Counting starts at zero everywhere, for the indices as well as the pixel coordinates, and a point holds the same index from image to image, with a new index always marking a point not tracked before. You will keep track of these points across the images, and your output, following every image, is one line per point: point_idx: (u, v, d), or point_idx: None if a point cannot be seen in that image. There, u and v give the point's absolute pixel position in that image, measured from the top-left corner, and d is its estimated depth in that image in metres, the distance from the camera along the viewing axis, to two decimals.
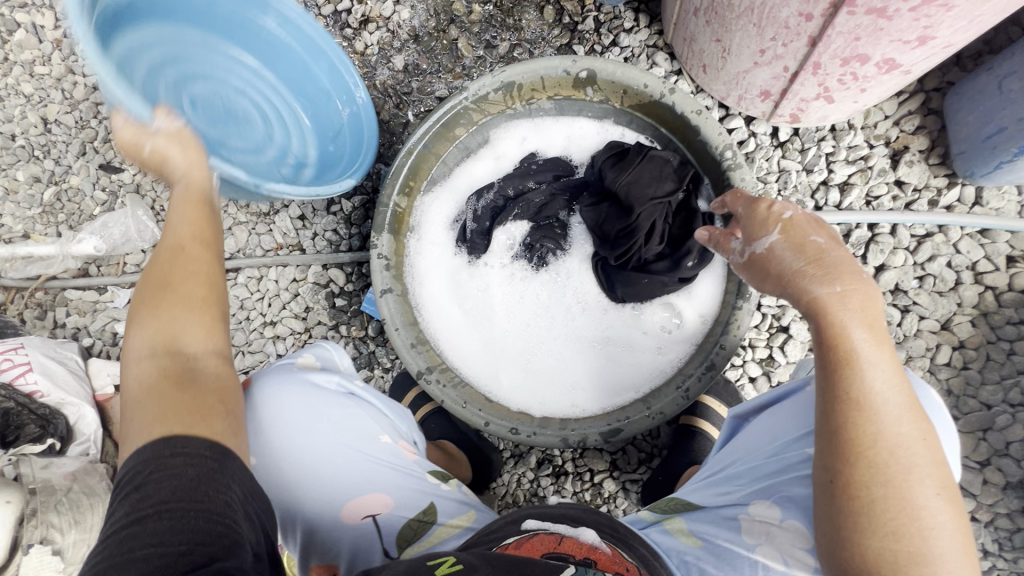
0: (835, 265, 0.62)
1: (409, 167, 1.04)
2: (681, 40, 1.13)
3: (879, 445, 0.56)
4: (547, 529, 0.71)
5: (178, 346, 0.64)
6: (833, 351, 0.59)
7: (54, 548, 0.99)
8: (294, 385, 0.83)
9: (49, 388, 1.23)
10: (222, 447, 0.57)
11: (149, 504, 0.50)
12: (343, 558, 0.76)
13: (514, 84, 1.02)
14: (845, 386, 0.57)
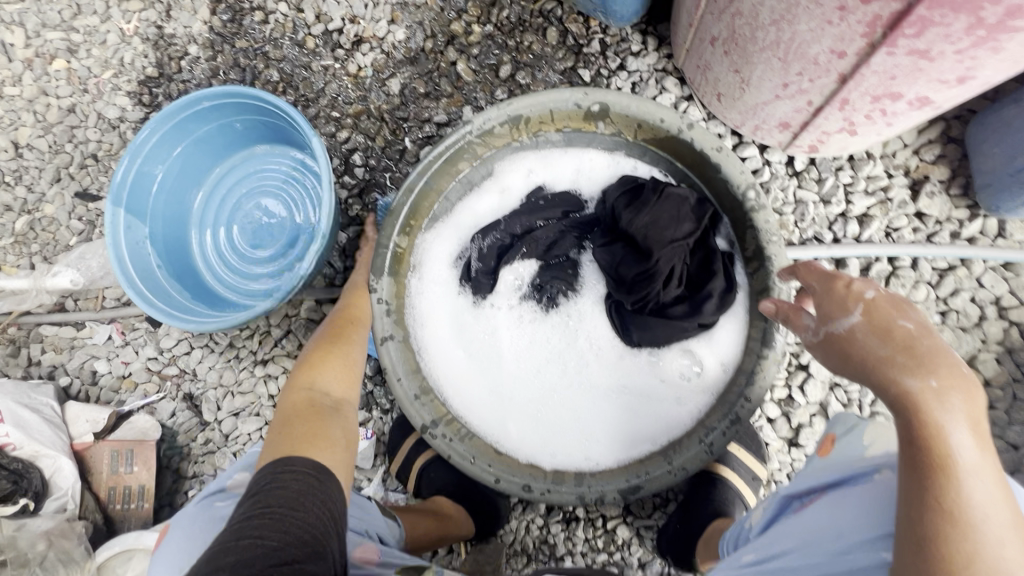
0: (930, 356, 0.56)
1: (410, 206, 0.98)
2: (693, 67, 1.08)
3: (977, 566, 0.50)
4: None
5: (320, 390, 0.80)
6: (926, 451, 0.53)
7: None
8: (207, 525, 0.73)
9: (21, 440, 1.15)
10: (325, 469, 0.66)
11: (258, 508, 0.58)
12: None
13: (521, 118, 0.96)
14: (938, 493, 0.52)
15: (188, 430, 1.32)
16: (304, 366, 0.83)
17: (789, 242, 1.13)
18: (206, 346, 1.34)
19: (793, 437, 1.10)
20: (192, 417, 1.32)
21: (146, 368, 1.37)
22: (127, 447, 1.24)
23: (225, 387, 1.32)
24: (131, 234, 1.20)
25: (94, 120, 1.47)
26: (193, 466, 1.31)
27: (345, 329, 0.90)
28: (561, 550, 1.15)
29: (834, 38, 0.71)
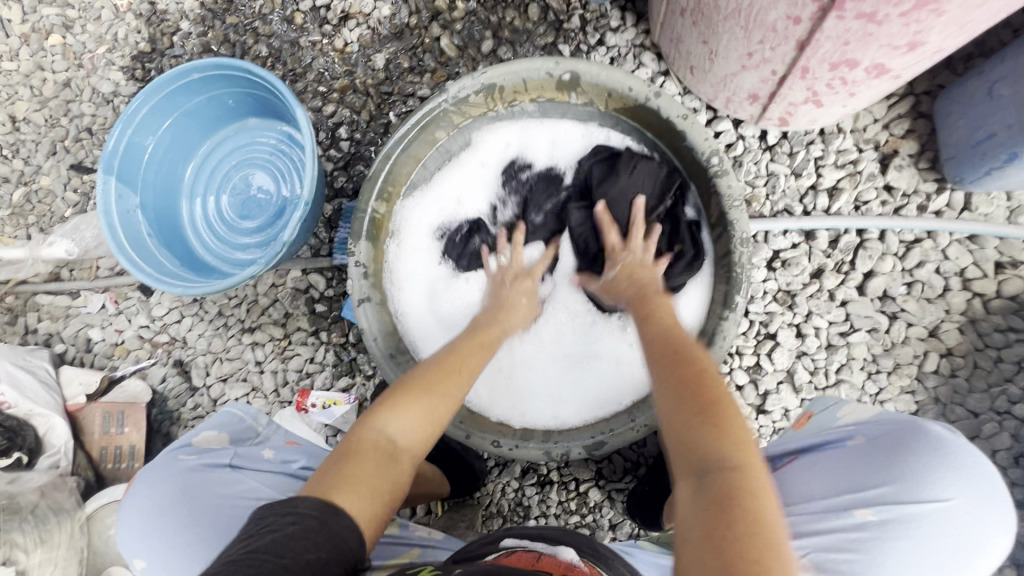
0: (677, 338, 0.74)
1: (388, 172, 1.01)
2: (668, 41, 1.11)
3: (712, 456, 0.57)
4: (525, 545, 0.76)
5: (387, 437, 0.72)
6: (674, 386, 0.65)
7: (17, 568, 0.96)
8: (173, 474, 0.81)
9: (16, 398, 1.19)
10: (333, 508, 0.62)
11: (251, 547, 0.57)
12: None
13: (495, 87, 0.99)
14: (685, 409, 0.62)
15: (178, 395, 1.36)
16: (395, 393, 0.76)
17: (760, 215, 1.16)
18: (196, 315, 1.38)
19: (760, 404, 1.13)
20: (181, 382, 1.36)
21: (138, 335, 1.41)
22: (118, 409, 1.29)
23: (214, 354, 1.36)
24: (122, 203, 1.23)
25: (89, 94, 1.50)
26: (183, 429, 1.35)
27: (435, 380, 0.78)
28: (535, 512, 1.18)
29: (788, 3, 0.74)
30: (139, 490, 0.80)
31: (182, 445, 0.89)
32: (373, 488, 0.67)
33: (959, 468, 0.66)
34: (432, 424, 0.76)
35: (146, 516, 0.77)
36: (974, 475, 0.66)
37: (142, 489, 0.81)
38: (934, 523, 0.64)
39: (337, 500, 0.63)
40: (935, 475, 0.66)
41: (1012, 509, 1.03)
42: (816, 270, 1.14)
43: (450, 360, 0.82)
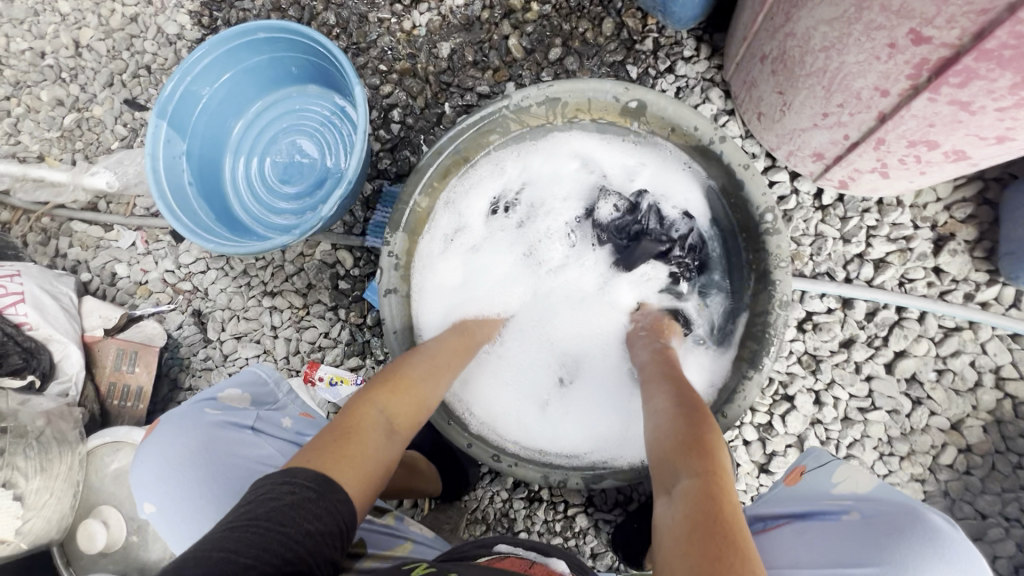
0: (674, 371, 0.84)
1: (436, 168, 0.99)
2: (741, 82, 1.08)
3: (717, 471, 0.63)
4: (518, 554, 0.77)
5: (383, 419, 0.75)
6: (685, 408, 0.73)
7: (15, 492, 0.96)
8: (198, 430, 0.80)
9: (38, 321, 1.22)
10: (329, 479, 0.62)
11: (249, 514, 0.55)
12: None
13: (558, 101, 0.97)
14: (694, 426, 0.70)
15: (191, 345, 1.37)
16: (384, 386, 0.79)
17: (800, 273, 1.14)
18: (221, 269, 1.39)
19: (764, 463, 1.12)
20: (197, 332, 1.38)
21: (162, 279, 1.43)
22: (133, 348, 1.31)
23: (232, 311, 1.38)
24: (170, 149, 1.24)
25: (154, 33, 1.51)
26: (190, 379, 1.37)
27: (424, 374, 0.83)
28: (519, 526, 1.18)
29: (879, 75, 0.72)
30: (162, 439, 0.80)
31: (206, 398, 0.87)
32: (363, 466, 0.67)
33: (953, 564, 0.61)
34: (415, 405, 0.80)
35: (168, 468, 0.78)
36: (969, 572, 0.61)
37: (163, 437, 0.80)
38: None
39: (336, 476, 0.63)
40: (926, 569, 0.60)
41: None
42: (846, 339, 1.12)
43: (436, 352, 0.88)
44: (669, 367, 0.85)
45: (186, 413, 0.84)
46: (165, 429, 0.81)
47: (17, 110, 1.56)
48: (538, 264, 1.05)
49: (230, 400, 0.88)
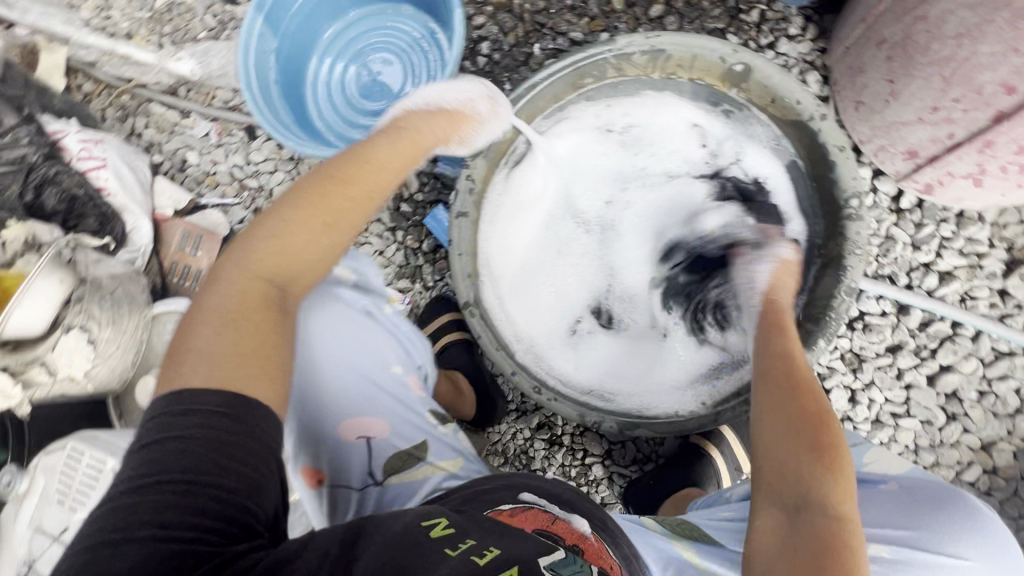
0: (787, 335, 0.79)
1: (527, 102, 1.00)
2: (845, 67, 1.06)
3: (832, 465, 0.60)
4: (543, 505, 0.69)
5: (272, 281, 0.67)
6: (792, 382, 0.69)
7: (89, 337, 0.99)
8: (324, 292, 0.88)
9: (116, 189, 1.26)
10: (240, 398, 0.57)
11: (156, 465, 0.51)
12: (335, 467, 0.81)
13: (662, 54, 0.96)
14: (804, 407, 0.66)
15: None
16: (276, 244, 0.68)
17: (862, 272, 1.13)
18: (289, 173, 1.42)
19: None
20: None
21: (230, 173, 1.46)
22: (198, 232, 1.35)
23: None
24: (262, 44, 1.25)
25: None
26: None
27: (345, 206, 0.72)
28: (536, 465, 1.22)
29: (1012, 69, 0.73)
30: None
31: (329, 271, 0.93)
32: (262, 356, 0.62)
33: (984, 539, 0.68)
34: (331, 230, 0.71)
35: (291, 323, 0.86)
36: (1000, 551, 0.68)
37: None
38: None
39: (243, 385, 0.58)
40: (960, 537, 0.68)
41: None
42: (894, 345, 1.12)
43: (343, 170, 0.74)
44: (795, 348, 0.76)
45: (314, 280, 0.92)
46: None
47: None
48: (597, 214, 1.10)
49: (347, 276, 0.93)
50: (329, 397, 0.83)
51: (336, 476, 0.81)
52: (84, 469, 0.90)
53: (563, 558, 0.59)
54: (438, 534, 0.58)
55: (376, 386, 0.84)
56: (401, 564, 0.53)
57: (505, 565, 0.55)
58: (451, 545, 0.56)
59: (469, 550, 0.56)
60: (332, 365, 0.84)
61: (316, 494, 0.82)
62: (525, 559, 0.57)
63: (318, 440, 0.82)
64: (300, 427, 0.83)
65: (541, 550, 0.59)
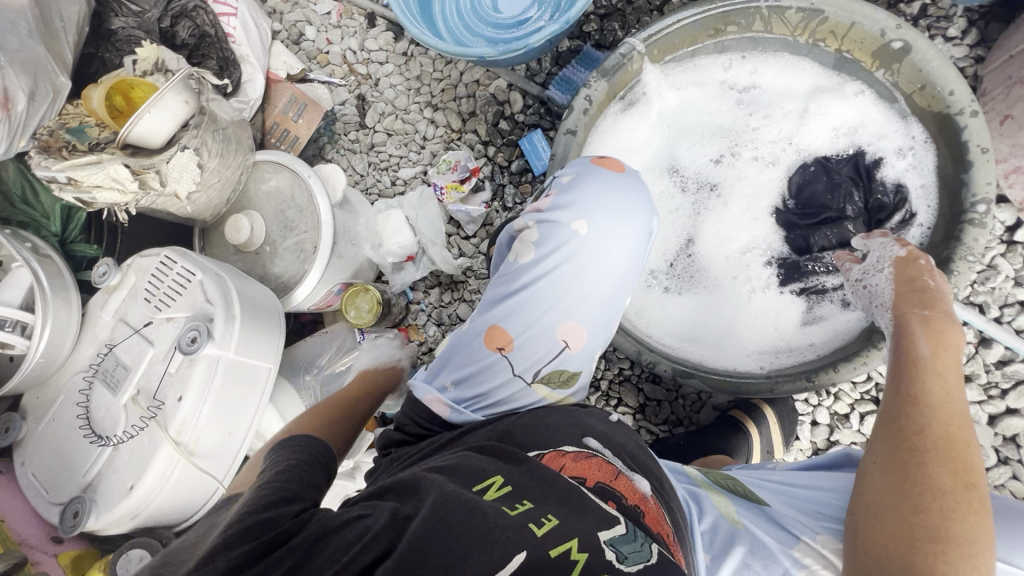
0: (950, 372, 0.65)
1: (667, 35, 0.97)
2: (1003, 77, 1.00)
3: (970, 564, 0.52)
4: (605, 455, 0.66)
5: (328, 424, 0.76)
6: (952, 444, 0.58)
7: (200, 162, 1.04)
8: (644, 210, 0.80)
9: (241, 40, 1.29)
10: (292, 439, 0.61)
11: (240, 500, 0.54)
12: (524, 345, 0.74)
13: (820, 15, 0.92)
14: (956, 485, 0.56)
15: (346, 123, 1.44)
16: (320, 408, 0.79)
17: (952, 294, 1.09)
18: (399, 67, 1.44)
19: (822, 448, 1.14)
20: (355, 115, 1.44)
21: (342, 55, 1.47)
22: (304, 101, 1.39)
23: (394, 108, 1.43)
24: None
25: None
26: (333, 153, 1.45)
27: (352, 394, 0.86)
28: None
29: None
30: (609, 179, 0.81)
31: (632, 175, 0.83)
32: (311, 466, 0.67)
33: None
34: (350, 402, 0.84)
35: (596, 199, 0.78)
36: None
37: (609, 180, 0.80)
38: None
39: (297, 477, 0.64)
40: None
41: None
42: (964, 375, 1.08)
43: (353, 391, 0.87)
44: (938, 399, 0.62)
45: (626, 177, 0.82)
46: (634, 192, 0.80)
47: None
48: (704, 170, 1.07)
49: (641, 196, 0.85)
50: (583, 284, 0.75)
51: (515, 354, 0.74)
52: (176, 275, 0.96)
53: (624, 534, 0.54)
54: (492, 497, 0.54)
55: (609, 312, 0.78)
56: (455, 522, 0.48)
57: (562, 539, 0.50)
58: (510, 505, 0.53)
59: (527, 516, 0.52)
60: (606, 267, 0.76)
61: (478, 346, 0.76)
62: (584, 523, 0.53)
63: (536, 310, 0.74)
64: (529, 289, 0.75)
65: (601, 522, 0.54)
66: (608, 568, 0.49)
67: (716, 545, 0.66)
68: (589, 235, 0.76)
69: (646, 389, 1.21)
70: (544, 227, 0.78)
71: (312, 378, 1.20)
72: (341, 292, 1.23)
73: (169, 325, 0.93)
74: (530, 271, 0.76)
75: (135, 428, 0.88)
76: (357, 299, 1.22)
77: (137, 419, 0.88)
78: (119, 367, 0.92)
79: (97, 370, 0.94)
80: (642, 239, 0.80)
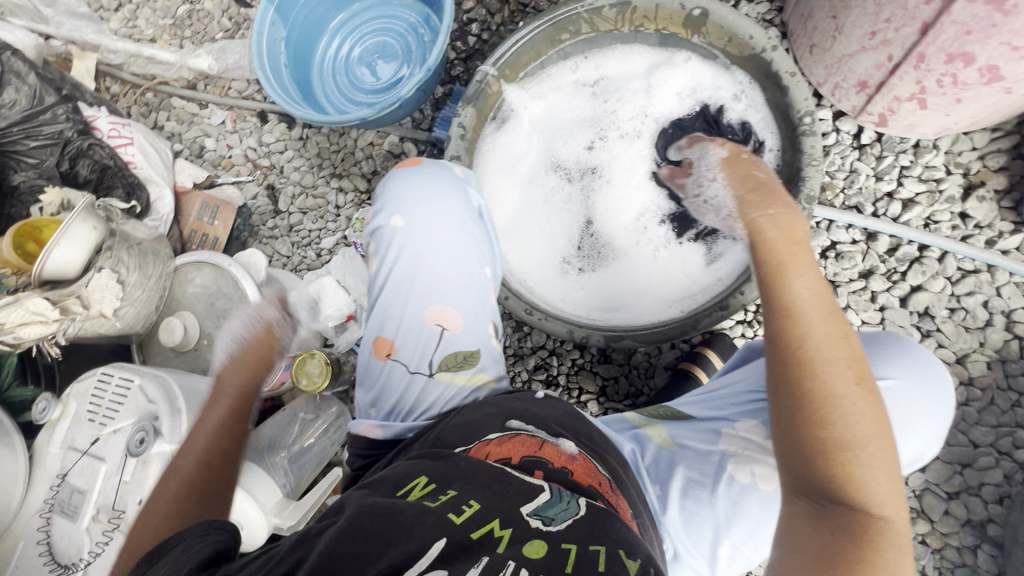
0: (808, 265, 0.66)
1: (511, 55, 1.09)
2: (798, 16, 1.16)
3: (877, 455, 0.55)
4: (529, 430, 0.71)
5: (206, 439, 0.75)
6: (836, 341, 0.60)
7: (119, 278, 1.08)
8: (454, 188, 0.90)
9: (142, 163, 1.39)
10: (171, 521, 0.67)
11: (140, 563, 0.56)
12: (404, 343, 0.81)
13: (629, 6, 1.06)
14: (851, 383, 0.57)
15: (262, 214, 1.52)
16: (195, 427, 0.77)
17: (830, 204, 1.21)
18: (298, 150, 1.54)
19: None
20: (269, 204, 1.52)
21: (244, 155, 1.57)
22: (216, 203, 1.47)
23: (302, 188, 1.52)
24: (273, 30, 1.36)
25: None
26: (257, 244, 1.52)
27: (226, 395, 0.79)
28: None
29: None
30: (415, 177, 0.90)
31: (443, 167, 0.93)
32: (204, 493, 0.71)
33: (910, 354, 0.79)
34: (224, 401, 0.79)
35: (412, 198, 0.87)
36: (927, 365, 0.79)
37: (420, 179, 0.90)
38: (886, 397, 0.77)
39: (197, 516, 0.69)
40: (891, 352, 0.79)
41: (981, 541, 1.07)
42: (866, 270, 1.19)
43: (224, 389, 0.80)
44: (812, 296, 0.63)
45: (439, 173, 0.92)
46: (443, 182, 0.90)
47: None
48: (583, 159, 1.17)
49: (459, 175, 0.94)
50: (428, 271, 0.83)
51: (401, 353, 0.81)
52: (115, 387, 0.98)
53: (548, 500, 0.58)
54: (415, 497, 0.59)
55: (471, 286, 0.85)
56: (370, 530, 0.54)
57: (483, 521, 0.54)
58: (433, 499, 0.58)
59: (448, 505, 0.57)
60: (438, 245, 0.84)
61: (372, 366, 0.83)
62: (506, 501, 0.57)
63: (398, 310, 0.82)
64: (388, 294, 0.83)
65: (523, 495, 0.58)
66: (534, 534, 0.53)
67: (662, 474, 0.76)
68: (407, 226, 0.85)
69: (600, 371, 1.26)
70: (376, 238, 0.88)
71: (282, 456, 1.21)
72: (288, 365, 1.24)
73: (115, 437, 0.94)
74: (381, 280, 0.85)
75: (101, 544, 0.87)
76: (306, 366, 1.23)
77: (101, 535, 0.88)
78: (74, 493, 0.92)
79: (53, 503, 0.93)
80: (467, 214, 0.88)
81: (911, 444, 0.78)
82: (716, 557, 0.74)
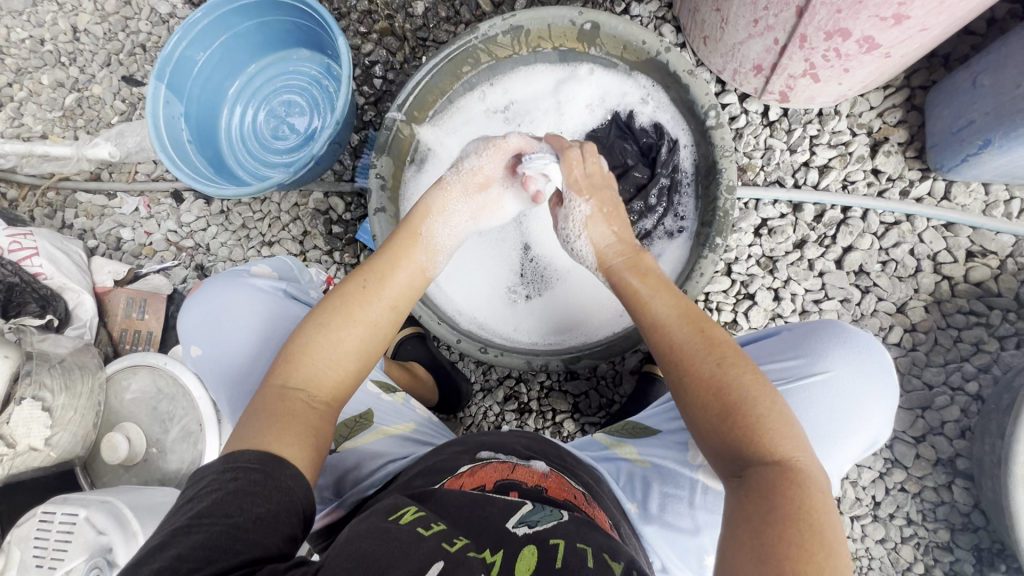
0: (669, 288, 0.77)
1: (416, 97, 1.08)
2: (687, 11, 1.19)
3: (769, 419, 0.62)
4: (499, 458, 0.72)
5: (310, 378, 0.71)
6: (700, 337, 0.69)
7: (44, 405, 1.02)
8: (245, 288, 0.97)
9: (52, 271, 1.30)
10: (272, 457, 0.61)
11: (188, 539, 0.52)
12: None
13: (522, 30, 1.05)
14: (724, 365, 0.66)
15: None
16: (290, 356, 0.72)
17: (753, 183, 1.24)
18: (222, 225, 1.48)
19: None
20: None
21: (165, 239, 1.50)
22: (142, 296, 1.39)
23: (233, 262, 1.46)
24: (169, 109, 1.31)
25: (147, 13, 1.56)
26: None
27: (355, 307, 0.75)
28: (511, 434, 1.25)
29: None
30: (206, 298, 0.97)
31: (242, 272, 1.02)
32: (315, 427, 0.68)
33: (860, 353, 0.84)
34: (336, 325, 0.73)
35: (217, 320, 0.95)
36: (869, 357, 0.84)
37: (213, 294, 0.97)
38: (834, 394, 0.83)
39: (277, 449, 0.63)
40: (840, 352, 0.84)
41: (954, 477, 1.12)
42: (799, 241, 1.22)
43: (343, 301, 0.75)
44: (670, 310, 0.74)
45: (229, 281, 0.99)
46: (236, 291, 0.96)
47: (19, 94, 1.60)
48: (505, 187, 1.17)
49: (263, 274, 1.04)
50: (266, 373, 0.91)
51: None
52: (60, 526, 0.90)
53: (531, 508, 0.60)
54: (407, 520, 0.55)
55: None
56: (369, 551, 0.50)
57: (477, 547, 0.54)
58: (425, 525, 0.54)
59: (442, 533, 0.54)
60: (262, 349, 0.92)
61: None
62: (494, 524, 0.57)
63: None
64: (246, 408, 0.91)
65: (511, 511, 0.59)
66: (530, 542, 0.55)
67: (640, 493, 0.80)
68: (221, 349, 0.94)
69: (569, 389, 1.25)
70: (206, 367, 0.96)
71: None
72: None
73: None
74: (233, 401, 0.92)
75: None
76: None
77: None
78: None
79: None
80: (275, 308, 0.95)
81: (860, 439, 0.83)
82: (706, 568, 0.77)
